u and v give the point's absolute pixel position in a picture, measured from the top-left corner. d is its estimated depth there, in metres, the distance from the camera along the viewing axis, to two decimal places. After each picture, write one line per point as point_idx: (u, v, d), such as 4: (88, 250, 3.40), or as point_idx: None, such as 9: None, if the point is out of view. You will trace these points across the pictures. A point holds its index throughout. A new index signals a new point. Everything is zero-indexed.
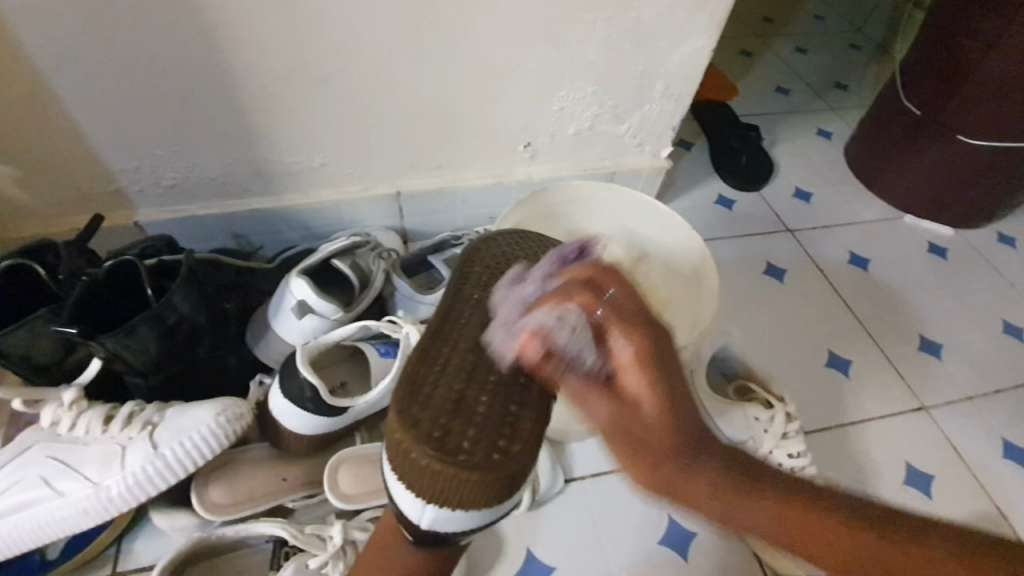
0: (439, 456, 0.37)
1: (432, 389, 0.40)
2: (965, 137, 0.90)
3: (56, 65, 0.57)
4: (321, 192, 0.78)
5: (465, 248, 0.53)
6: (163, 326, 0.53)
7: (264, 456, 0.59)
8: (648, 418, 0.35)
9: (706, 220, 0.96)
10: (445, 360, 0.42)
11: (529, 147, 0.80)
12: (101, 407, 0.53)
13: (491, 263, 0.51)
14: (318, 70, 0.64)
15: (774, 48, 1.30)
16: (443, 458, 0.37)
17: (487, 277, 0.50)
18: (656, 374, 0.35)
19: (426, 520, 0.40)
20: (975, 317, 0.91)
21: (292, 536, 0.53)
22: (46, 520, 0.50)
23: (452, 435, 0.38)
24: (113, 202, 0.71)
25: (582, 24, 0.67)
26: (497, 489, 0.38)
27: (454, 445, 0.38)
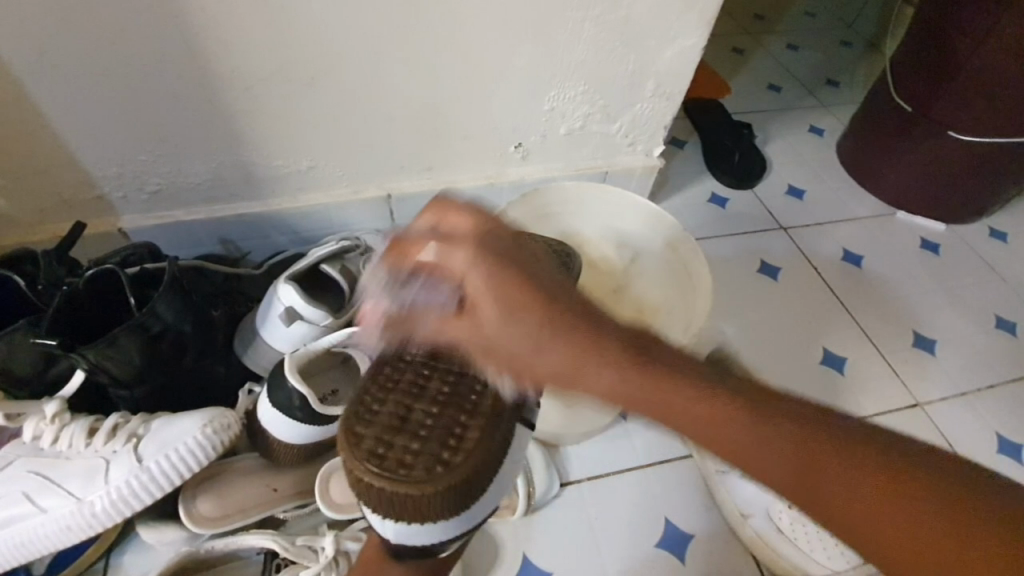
0: (379, 473, 0.36)
1: (381, 405, 0.40)
2: (956, 133, 0.90)
3: (33, 69, 0.56)
4: (309, 196, 0.77)
5: None
6: (147, 335, 0.52)
7: (254, 467, 0.57)
8: (497, 333, 0.36)
9: (700, 218, 0.96)
10: (396, 377, 0.41)
11: (520, 147, 0.79)
12: (84, 419, 0.52)
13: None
14: (303, 72, 0.63)
15: (765, 45, 1.30)
16: (383, 474, 0.36)
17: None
18: (518, 279, 0.36)
19: (392, 533, 0.39)
20: (967, 312, 0.91)
21: (283, 548, 0.52)
22: (28, 537, 0.49)
23: (396, 451, 0.38)
24: (96, 208, 0.70)
25: (570, 23, 0.66)
26: (446, 503, 0.37)
27: (397, 461, 0.37)
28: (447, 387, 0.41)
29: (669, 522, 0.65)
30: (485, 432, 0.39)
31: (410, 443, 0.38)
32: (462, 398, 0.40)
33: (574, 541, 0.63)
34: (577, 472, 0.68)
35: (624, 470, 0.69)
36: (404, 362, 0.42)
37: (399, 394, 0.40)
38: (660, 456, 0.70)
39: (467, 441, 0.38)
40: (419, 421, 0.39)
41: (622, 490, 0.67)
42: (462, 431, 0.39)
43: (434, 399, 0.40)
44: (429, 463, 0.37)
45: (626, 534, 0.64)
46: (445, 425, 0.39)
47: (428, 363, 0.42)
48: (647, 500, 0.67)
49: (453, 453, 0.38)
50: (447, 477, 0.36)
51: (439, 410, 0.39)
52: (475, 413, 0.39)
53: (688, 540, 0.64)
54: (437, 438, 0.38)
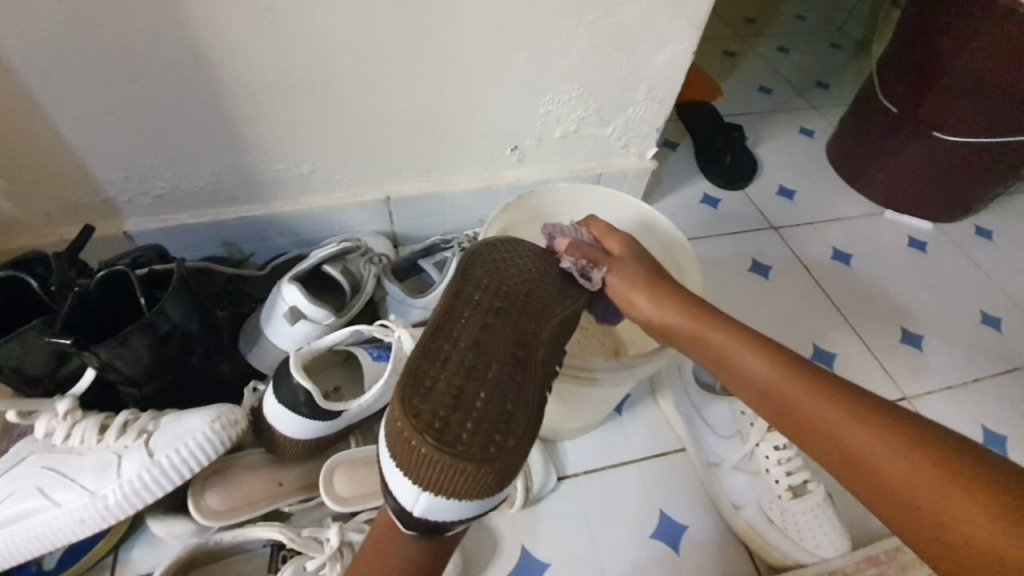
0: (438, 445, 0.38)
1: (433, 383, 0.41)
2: (941, 134, 0.93)
3: (41, 76, 0.57)
4: (311, 199, 0.79)
5: (465, 249, 0.52)
6: (156, 334, 0.54)
7: (260, 461, 0.59)
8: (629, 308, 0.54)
9: (692, 219, 0.98)
10: (445, 357, 0.43)
11: (516, 150, 0.81)
12: (96, 416, 0.53)
13: (492, 265, 0.50)
14: (304, 78, 0.65)
15: (757, 48, 1.32)
16: (442, 447, 0.38)
17: (487, 280, 0.48)
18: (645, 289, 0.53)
19: (421, 507, 0.41)
20: (953, 308, 0.93)
21: (289, 539, 0.53)
22: (42, 530, 0.51)
23: (451, 427, 0.39)
24: (103, 212, 0.72)
25: (565, 29, 0.68)
26: (492, 481, 0.40)
27: (453, 437, 0.39)
28: (494, 371, 0.43)
29: (663, 514, 0.67)
30: (529, 421, 0.42)
31: (464, 422, 0.40)
32: (509, 385, 0.43)
33: (571, 533, 0.65)
34: (573, 465, 0.70)
35: (619, 464, 0.70)
36: (451, 341, 0.44)
37: (450, 373, 0.42)
38: (654, 450, 0.72)
39: (516, 427, 0.41)
40: (472, 400, 0.41)
41: (617, 483, 0.69)
42: (511, 417, 0.41)
43: (484, 381, 0.42)
44: (485, 443, 0.39)
45: (621, 526, 0.66)
46: (495, 407, 0.41)
47: (474, 346, 0.44)
48: (642, 492, 0.69)
49: (504, 436, 0.40)
50: (499, 457, 0.39)
51: (490, 392, 0.41)
52: (521, 401, 0.42)
53: (682, 532, 0.66)
54: (490, 420, 0.40)
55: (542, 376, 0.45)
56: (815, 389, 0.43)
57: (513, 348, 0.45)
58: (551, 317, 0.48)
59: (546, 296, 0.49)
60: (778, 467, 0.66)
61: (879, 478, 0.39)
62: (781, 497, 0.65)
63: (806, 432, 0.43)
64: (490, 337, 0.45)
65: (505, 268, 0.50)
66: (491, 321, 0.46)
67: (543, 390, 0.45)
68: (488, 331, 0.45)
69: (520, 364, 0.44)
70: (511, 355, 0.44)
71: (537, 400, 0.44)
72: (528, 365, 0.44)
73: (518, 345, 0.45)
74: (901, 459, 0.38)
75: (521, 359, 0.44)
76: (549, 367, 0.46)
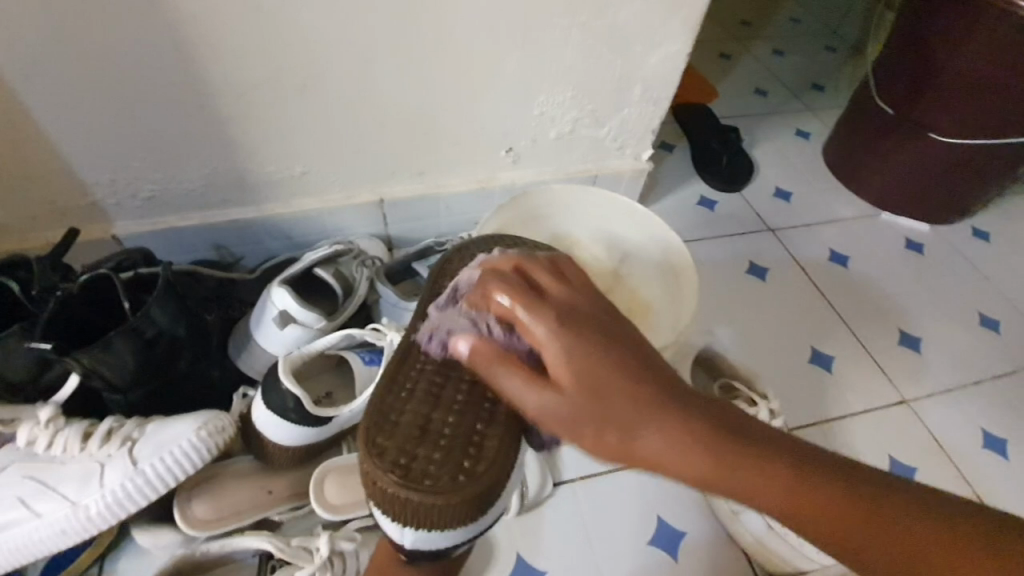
0: (404, 483, 0.37)
1: (398, 415, 0.41)
2: (937, 136, 0.93)
3: (24, 77, 0.56)
4: (303, 201, 0.77)
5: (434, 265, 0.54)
6: (141, 339, 0.53)
7: (250, 469, 0.58)
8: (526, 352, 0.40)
9: (689, 221, 0.97)
10: (411, 386, 0.42)
11: (510, 152, 0.80)
12: (78, 424, 0.52)
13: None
14: (294, 78, 0.64)
15: (752, 50, 1.32)
16: (408, 485, 0.37)
17: (455, 296, 0.49)
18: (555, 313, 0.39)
19: (409, 539, 0.40)
20: (951, 310, 0.93)
21: (278, 549, 0.52)
22: (23, 541, 0.49)
23: (418, 461, 0.38)
24: (90, 215, 0.70)
25: (558, 30, 0.67)
26: (470, 511, 0.38)
27: (420, 471, 0.38)
28: (461, 395, 0.42)
29: (661, 520, 0.66)
30: (502, 440, 0.40)
31: (431, 453, 0.39)
32: (478, 407, 0.41)
33: (568, 539, 0.64)
34: (570, 471, 0.69)
35: (617, 469, 0.69)
36: (417, 370, 0.44)
37: (416, 403, 0.41)
38: None
39: (487, 450, 0.39)
40: (438, 431, 0.40)
41: (615, 489, 0.68)
42: (481, 439, 0.40)
43: (450, 407, 0.41)
44: (453, 473, 0.38)
45: (618, 531, 0.65)
46: (464, 434, 0.40)
47: (440, 371, 0.43)
48: (640, 497, 0.68)
49: (474, 462, 0.39)
50: (470, 486, 0.38)
51: (456, 419, 0.40)
52: (491, 421, 0.41)
53: (680, 538, 0.65)
54: (458, 448, 0.39)
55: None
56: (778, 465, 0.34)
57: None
58: None
59: None
60: None
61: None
62: None
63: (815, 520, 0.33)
64: (456, 359, 0.44)
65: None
66: (458, 341, 0.45)
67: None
68: (454, 352, 0.45)
69: (491, 381, 0.43)
70: (480, 374, 0.43)
71: (513, 415, 0.42)
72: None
73: None
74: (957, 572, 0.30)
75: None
76: None
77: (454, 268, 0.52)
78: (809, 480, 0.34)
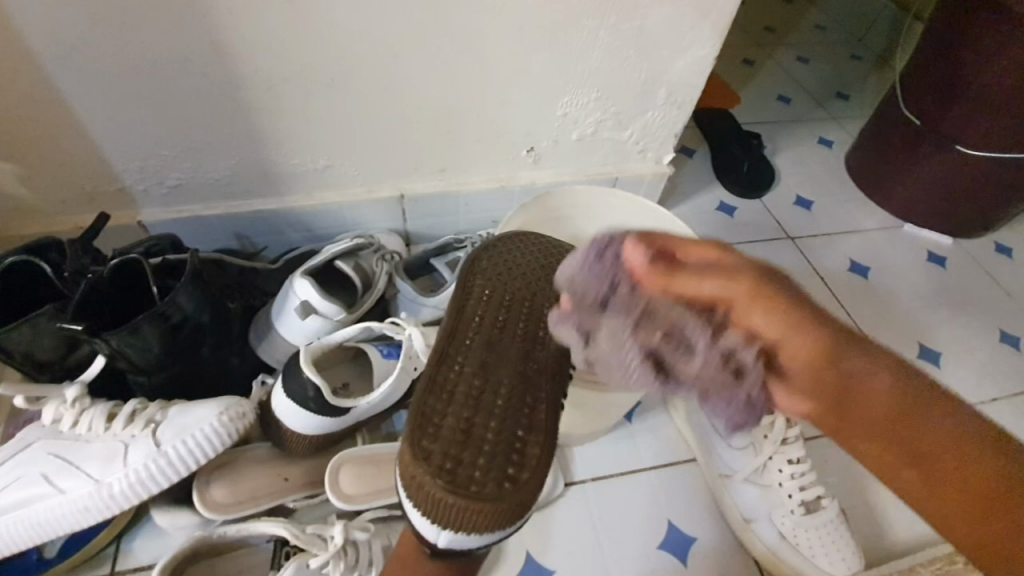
0: (451, 488, 0.38)
1: (441, 418, 0.41)
2: (963, 148, 0.91)
3: (62, 64, 0.57)
4: (325, 194, 0.78)
5: (465, 260, 0.52)
6: (167, 324, 0.53)
7: (267, 456, 0.59)
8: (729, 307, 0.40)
9: (708, 227, 0.97)
10: (452, 388, 0.42)
11: (532, 151, 0.81)
12: (104, 404, 0.53)
13: (492, 279, 0.50)
14: (323, 72, 0.64)
15: (777, 57, 1.31)
16: (454, 491, 0.38)
17: (488, 293, 0.49)
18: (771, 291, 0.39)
19: (442, 539, 0.40)
20: (972, 326, 0.91)
21: (293, 535, 0.52)
22: (45, 518, 0.50)
23: (463, 467, 0.39)
24: (118, 201, 0.72)
25: (586, 31, 0.67)
26: (509, 517, 0.39)
27: (466, 477, 0.38)
28: (503, 399, 0.42)
29: (672, 525, 0.66)
30: (543, 447, 0.41)
31: (476, 458, 0.39)
32: (518, 412, 0.42)
33: (578, 540, 0.64)
34: (582, 472, 0.69)
35: (628, 472, 0.69)
36: (456, 371, 0.44)
37: (458, 406, 0.41)
38: (663, 460, 0.71)
39: (530, 457, 0.41)
40: (482, 436, 0.40)
41: (626, 491, 0.68)
42: (523, 446, 0.41)
43: (493, 412, 0.41)
44: (498, 480, 0.39)
45: (628, 533, 0.65)
46: (507, 439, 0.41)
47: (480, 372, 0.44)
48: (651, 501, 0.67)
49: (518, 469, 0.40)
50: (515, 494, 0.39)
51: (500, 423, 0.41)
52: (532, 429, 0.42)
53: (690, 543, 0.65)
54: (502, 455, 0.40)
55: (553, 394, 0.45)
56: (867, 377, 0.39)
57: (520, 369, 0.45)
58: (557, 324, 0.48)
59: (548, 302, 0.50)
60: (791, 481, 0.64)
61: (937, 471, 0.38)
62: (794, 512, 0.63)
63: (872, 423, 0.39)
64: (496, 361, 0.44)
65: (505, 281, 0.50)
66: (496, 342, 0.46)
67: (555, 407, 0.45)
68: (493, 353, 0.45)
69: (529, 385, 0.44)
70: (519, 378, 0.44)
71: (549, 422, 0.43)
72: (536, 384, 0.44)
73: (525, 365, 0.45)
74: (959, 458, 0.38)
75: (529, 379, 0.44)
76: (559, 379, 0.46)
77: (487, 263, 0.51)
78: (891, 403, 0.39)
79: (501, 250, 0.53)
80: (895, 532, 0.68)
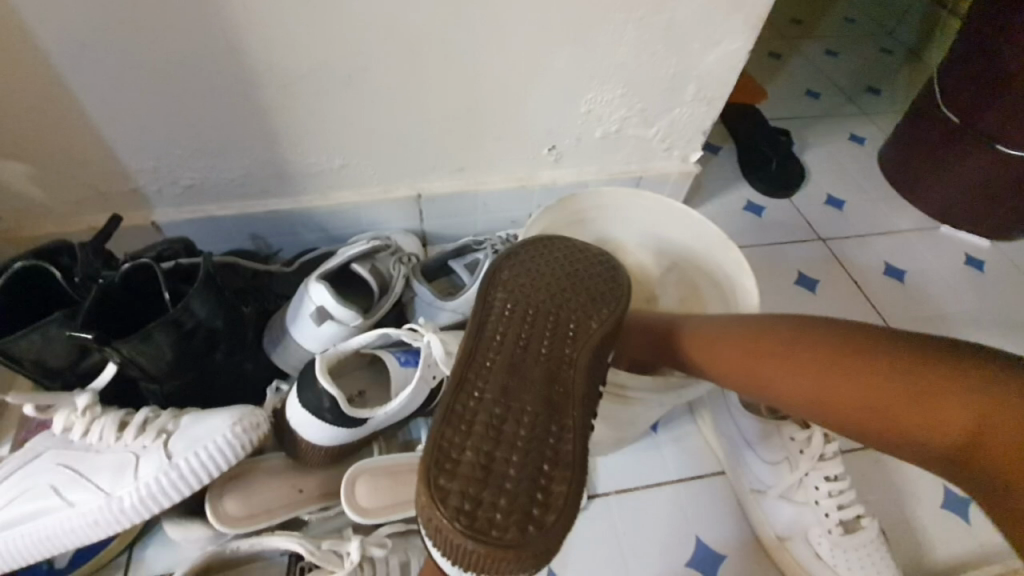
0: (470, 533, 0.35)
1: (459, 453, 0.37)
2: (1004, 148, 0.86)
3: (72, 62, 0.55)
4: (341, 194, 0.76)
5: (486, 270, 0.49)
6: (180, 331, 0.52)
7: (282, 466, 0.57)
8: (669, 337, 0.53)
9: (735, 227, 0.93)
10: (471, 417, 0.39)
11: (553, 150, 0.78)
12: (115, 413, 0.51)
13: (514, 290, 0.46)
14: (338, 69, 0.62)
15: (805, 51, 1.27)
16: (474, 536, 0.35)
17: (510, 308, 0.45)
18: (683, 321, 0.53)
19: None
20: (1014, 332, 0.87)
21: (308, 552, 0.50)
22: (55, 531, 0.49)
23: (483, 508, 0.36)
24: (130, 202, 0.70)
25: (613, 24, 0.64)
26: (535, 561, 0.36)
27: (486, 519, 0.35)
28: (525, 429, 0.39)
29: (700, 540, 0.63)
30: (571, 483, 0.37)
31: (496, 498, 0.36)
32: (543, 444, 0.38)
33: (600, 555, 0.61)
34: (605, 484, 0.66)
35: (653, 484, 0.66)
36: (476, 398, 0.40)
37: (478, 439, 0.38)
38: (690, 472, 0.68)
39: (556, 495, 0.37)
40: (502, 473, 0.37)
41: (651, 505, 0.65)
42: (549, 482, 0.37)
43: (514, 444, 0.38)
44: (521, 522, 0.35)
45: (653, 549, 0.62)
46: (530, 476, 0.37)
47: (500, 399, 0.40)
48: (677, 515, 0.65)
49: (543, 509, 0.36)
50: (540, 537, 0.35)
51: (522, 457, 0.37)
52: (558, 462, 0.38)
53: (719, 560, 0.62)
54: (525, 494, 0.36)
55: (583, 418, 0.41)
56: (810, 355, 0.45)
57: (544, 393, 0.40)
58: (586, 340, 0.44)
59: (576, 314, 0.45)
60: (828, 499, 0.60)
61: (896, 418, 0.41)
62: (832, 532, 0.59)
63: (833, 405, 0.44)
64: (518, 385, 0.41)
65: (528, 293, 0.46)
66: (518, 363, 0.42)
67: (585, 434, 0.40)
68: (516, 377, 0.41)
69: (555, 412, 0.40)
70: (543, 404, 0.40)
71: (577, 452, 0.39)
72: (563, 411, 0.40)
73: (550, 388, 0.41)
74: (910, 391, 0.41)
75: (555, 404, 0.40)
76: (588, 402, 0.42)
77: (509, 275, 0.47)
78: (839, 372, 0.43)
79: (524, 259, 0.49)
80: (935, 552, 0.64)
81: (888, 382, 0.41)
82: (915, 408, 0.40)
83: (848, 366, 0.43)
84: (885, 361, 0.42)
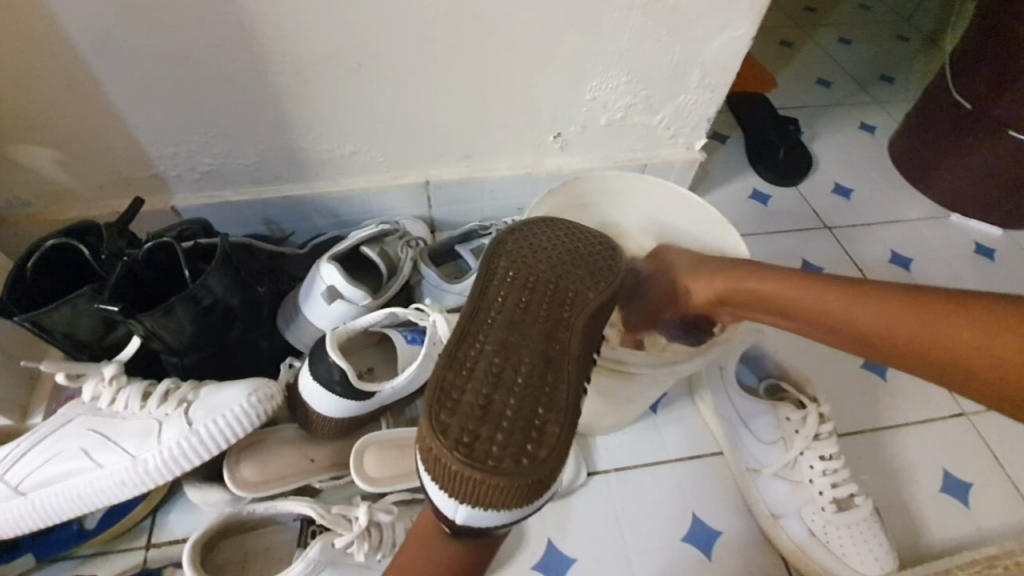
0: (468, 462, 0.37)
1: (459, 393, 0.40)
2: (1017, 134, 0.85)
3: (98, 52, 0.58)
4: (351, 180, 0.79)
5: (490, 241, 0.51)
6: (199, 307, 0.54)
7: (294, 437, 0.60)
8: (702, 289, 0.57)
9: (740, 215, 0.94)
10: (472, 364, 0.41)
11: (559, 137, 0.80)
12: (140, 383, 0.54)
13: (516, 259, 0.48)
14: (348, 58, 0.64)
15: (817, 39, 1.26)
16: (471, 465, 0.37)
17: (512, 275, 0.47)
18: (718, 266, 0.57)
19: (460, 515, 0.40)
20: None
21: (319, 515, 0.53)
22: (85, 490, 0.52)
23: (480, 442, 0.38)
24: (151, 186, 0.73)
25: (617, 11, 0.65)
26: (527, 493, 0.38)
27: (483, 451, 0.37)
28: (523, 377, 0.41)
29: (696, 518, 0.65)
30: (564, 427, 0.40)
31: (493, 434, 0.38)
32: (539, 390, 0.41)
33: (599, 529, 0.64)
34: (605, 462, 0.68)
35: (651, 463, 0.68)
36: (477, 347, 0.42)
37: (477, 382, 0.40)
38: (688, 452, 0.69)
39: (549, 436, 0.39)
40: (501, 412, 0.39)
41: (650, 482, 0.67)
42: (543, 424, 0.39)
43: (512, 388, 0.40)
44: (516, 456, 0.37)
45: (650, 524, 0.64)
46: (526, 417, 0.39)
47: (501, 350, 0.42)
48: (675, 492, 0.66)
49: (537, 447, 0.38)
50: (533, 470, 0.37)
51: (519, 400, 0.40)
52: (552, 407, 0.40)
53: (715, 537, 0.64)
54: (520, 432, 0.38)
55: (577, 374, 0.43)
56: (840, 292, 0.48)
57: (542, 348, 0.43)
58: (582, 306, 0.46)
59: (575, 283, 0.47)
60: (822, 478, 0.62)
61: (920, 347, 0.44)
62: (824, 510, 0.61)
63: (856, 334, 0.47)
64: (518, 339, 0.43)
65: (531, 262, 0.48)
66: (518, 321, 0.44)
67: (578, 388, 0.42)
68: (515, 332, 0.43)
69: (551, 364, 0.42)
70: (541, 356, 0.42)
71: (570, 402, 0.41)
72: (558, 364, 0.42)
73: (548, 342, 0.43)
74: (933, 325, 0.43)
75: (552, 358, 0.42)
76: (583, 361, 0.44)
77: (512, 245, 0.50)
78: (867, 305, 0.46)
79: (527, 233, 0.51)
80: (931, 533, 0.65)
81: (914, 317, 0.44)
82: (936, 340, 0.43)
83: (877, 302, 0.46)
84: (913, 300, 0.45)
